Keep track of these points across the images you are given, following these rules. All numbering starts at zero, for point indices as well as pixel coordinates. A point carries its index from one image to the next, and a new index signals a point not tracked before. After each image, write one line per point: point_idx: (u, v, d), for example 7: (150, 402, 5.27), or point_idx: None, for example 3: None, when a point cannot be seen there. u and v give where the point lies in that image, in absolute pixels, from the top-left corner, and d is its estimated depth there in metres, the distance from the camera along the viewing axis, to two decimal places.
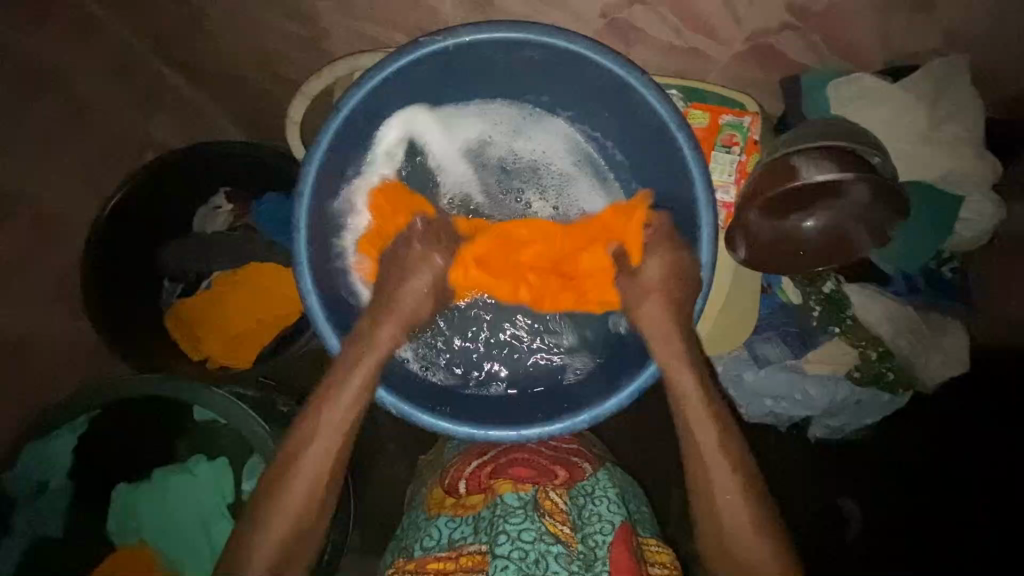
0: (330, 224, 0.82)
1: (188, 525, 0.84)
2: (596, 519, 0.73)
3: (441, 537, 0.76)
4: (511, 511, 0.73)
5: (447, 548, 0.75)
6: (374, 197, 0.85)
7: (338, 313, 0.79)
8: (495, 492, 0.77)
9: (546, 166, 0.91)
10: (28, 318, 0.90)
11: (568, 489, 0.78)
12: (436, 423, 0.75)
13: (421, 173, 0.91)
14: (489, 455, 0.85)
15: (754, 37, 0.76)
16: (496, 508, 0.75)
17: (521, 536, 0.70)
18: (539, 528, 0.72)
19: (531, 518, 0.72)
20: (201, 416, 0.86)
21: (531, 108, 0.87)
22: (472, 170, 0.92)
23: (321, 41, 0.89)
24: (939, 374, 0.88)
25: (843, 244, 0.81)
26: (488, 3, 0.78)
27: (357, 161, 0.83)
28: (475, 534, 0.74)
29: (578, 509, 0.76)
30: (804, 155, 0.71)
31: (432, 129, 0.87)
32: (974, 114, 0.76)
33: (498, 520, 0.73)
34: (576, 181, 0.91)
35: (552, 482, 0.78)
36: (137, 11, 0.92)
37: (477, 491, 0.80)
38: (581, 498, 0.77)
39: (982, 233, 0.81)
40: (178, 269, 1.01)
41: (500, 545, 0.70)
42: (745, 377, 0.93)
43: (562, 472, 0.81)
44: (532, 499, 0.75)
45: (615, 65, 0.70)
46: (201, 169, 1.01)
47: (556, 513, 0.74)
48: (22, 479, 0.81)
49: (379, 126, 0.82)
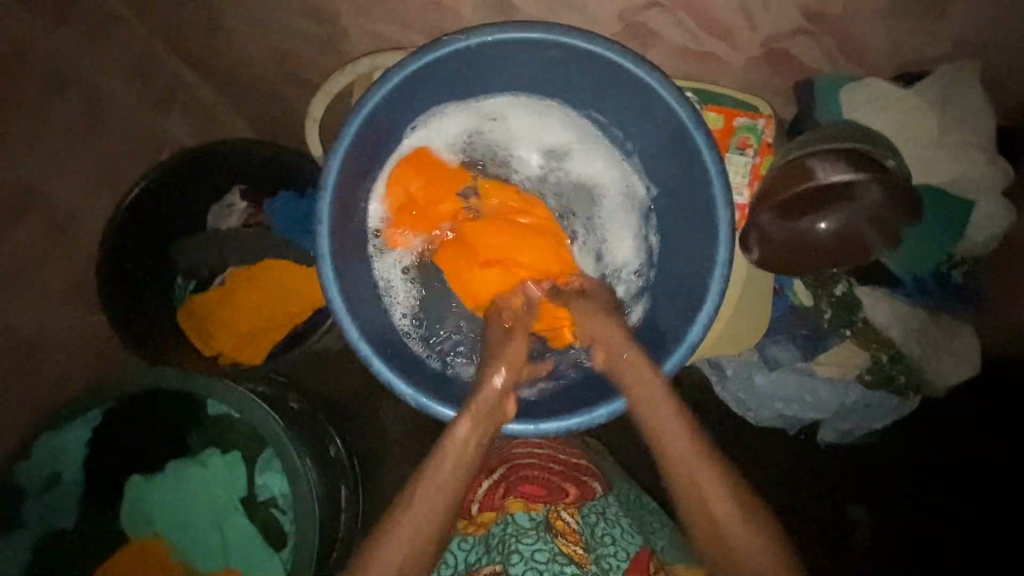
0: (357, 217, 0.84)
1: (199, 521, 0.84)
2: (609, 541, 0.75)
3: (459, 562, 0.76)
4: (523, 533, 0.74)
5: (464, 572, 0.75)
6: (403, 165, 0.87)
7: (357, 305, 0.80)
8: (505, 511, 0.78)
9: (572, 162, 0.93)
10: (43, 313, 0.91)
11: (580, 507, 0.80)
12: (427, 406, 0.78)
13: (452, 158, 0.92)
14: (497, 473, 0.84)
15: (771, 41, 0.77)
16: (508, 527, 0.76)
17: (535, 556, 0.71)
18: (552, 549, 0.73)
19: (544, 539, 0.74)
20: (215, 410, 0.86)
21: (568, 109, 0.88)
22: (501, 155, 0.93)
23: (339, 41, 0.90)
24: (950, 378, 0.88)
25: (858, 247, 0.82)
26: (507, 5, 0.79)
27: (385, 155, 0.85)
28: (488, 552, 0.75)
29: (589, 527, 0.77)
30: (818, 156, 0.73)
31: (459, 129, 0.89)
32: (983, 120, 0.77)
33: (510, 539, 0.74)
34: (596, 181, 0.93)
35: (563, 501, 0.80)
36: (157, 12, 0.93)
37: (489, 508, 0.80)
38: (593, 516, 0.79)
39: (992, 239, 0.82)
40: (190, 265, 1.02)
41: (514, 564, 0.71)
42: (755, 379, 0.94)
43: (574, 489, 0.82)
44: (544, 520, 0.77)
45: (633, 65, 0.72)
46: (218, 168, 1.02)
47: (568, 534, 0.75)
48: (36, 471, 0.83)
49: (408, 121, 0.84)
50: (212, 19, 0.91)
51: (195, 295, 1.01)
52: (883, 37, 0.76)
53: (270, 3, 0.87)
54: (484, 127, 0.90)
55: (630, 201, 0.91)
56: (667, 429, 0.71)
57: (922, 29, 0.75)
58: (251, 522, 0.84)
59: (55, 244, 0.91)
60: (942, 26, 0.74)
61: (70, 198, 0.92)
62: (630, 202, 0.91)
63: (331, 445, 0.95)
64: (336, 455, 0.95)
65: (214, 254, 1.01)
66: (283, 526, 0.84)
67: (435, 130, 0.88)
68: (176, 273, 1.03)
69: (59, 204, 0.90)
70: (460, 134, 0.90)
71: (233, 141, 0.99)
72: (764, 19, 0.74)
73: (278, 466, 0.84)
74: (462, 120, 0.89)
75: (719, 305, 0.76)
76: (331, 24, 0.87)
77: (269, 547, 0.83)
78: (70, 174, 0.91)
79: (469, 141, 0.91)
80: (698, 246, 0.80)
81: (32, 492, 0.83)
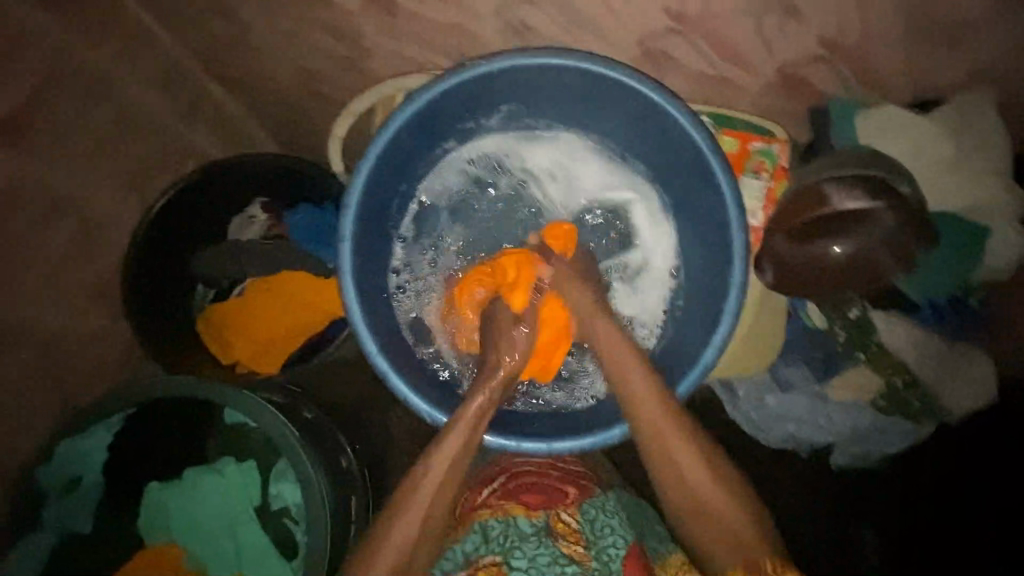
0: (381, 221, 0.86)
1: (214, 528, 0.86)
2: (609, 532, 0.75)
3: (458, 555, 0.75)
4: (525, 536, 0.75)
5: (465, 565, 0.74)
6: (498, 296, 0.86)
7: (374, 310, 0.83)
8: (506, 512, 0.78)
9: (612, 188, 0.92)
10: (68, 318, 0.93)
11: (579, 506, 0.79)
12: (432, 413, 0.79)
13: (489, 163, 0.93)
14: (499, 479, 0.83)
15: (786, 68, 0.78)
16: (509, 528, 0.76)
17: (538, 558, 0.73)
18: (554, 552, 0.73)
19: (545, 543, 0.74)
20: (232, 420, 0.87)
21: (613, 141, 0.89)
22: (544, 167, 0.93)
23: (360, 59, 0.92)
24: (965, 403, 0.87)
25: (871, 270, 0.82)
26: (527, 29, 0.81)
27: (421, 163, 0.88)
28: (489, 545, 0.75)
29: (589, 524, 0.77)
30: (835, 181, 0.75)
31: (505, 142, 0.91)
32: (997, 148, 0.78)
33: (512, 539, 0.75)
34: (628, 208, 0.92)
35: (563, 503, 0.79)
36: (186, 28, 0.96)
37: (483, 503, 0.80)
38: (593, 512, 0.78)
39: (1009, 264, 0.82)
40: (212, 275, 1.05)
41: (517, 559, 0.73)
42: (767, 401, 0.94)
43: (572, 489, 0.81)
44: (545, 525, 0.76)
45: (652, 91, 0.74)
46: (242, 179, 1.03)
47: (569, 534, 0.75)
48: (55, 476, 0.84)
49: (441, 138, 0.86)
50: (239, 37, 0.94)
51: (213, 306, 1.04)
52: (899, 66, 0.76)
53: (294, 21, 0.89)
54: (559, 165, 0.93)
55: (653, 227, 0.91)
56: (647, 415, 0.72)
57: (940, 59, 0.75)
58: (263, 532, 0.85)
59: (86, 252, 0.95)
60: (961, 57, 0.74)
61: (99, 206, 0.95)
62: (653, 227, 0.91)
63: (343, 456, 0.96)
64: (347, 466, 0.96)
65: (235, 263, 1.04)
66: (296, 534, 0.85)
67: (510, 155, 0.92)
68: (198, 280, 1.05)
69: (87, 212, 0.93)
70: (507, 144, 0.91)
71: (259, 155, 1.00)
72: (780, 47, 0.75)
73: (292, 476, 0.85)
74: (540, 155, 0.92)
75: (733, 328, 0.76)
76: (354, 43, 0.90)
77: (281, 555, 0.85)
78: (98, 184, 0.94)
79: (511, 158, 0.93)
80: (716, 272, 0.81)
81: (52, 496, 0.84)
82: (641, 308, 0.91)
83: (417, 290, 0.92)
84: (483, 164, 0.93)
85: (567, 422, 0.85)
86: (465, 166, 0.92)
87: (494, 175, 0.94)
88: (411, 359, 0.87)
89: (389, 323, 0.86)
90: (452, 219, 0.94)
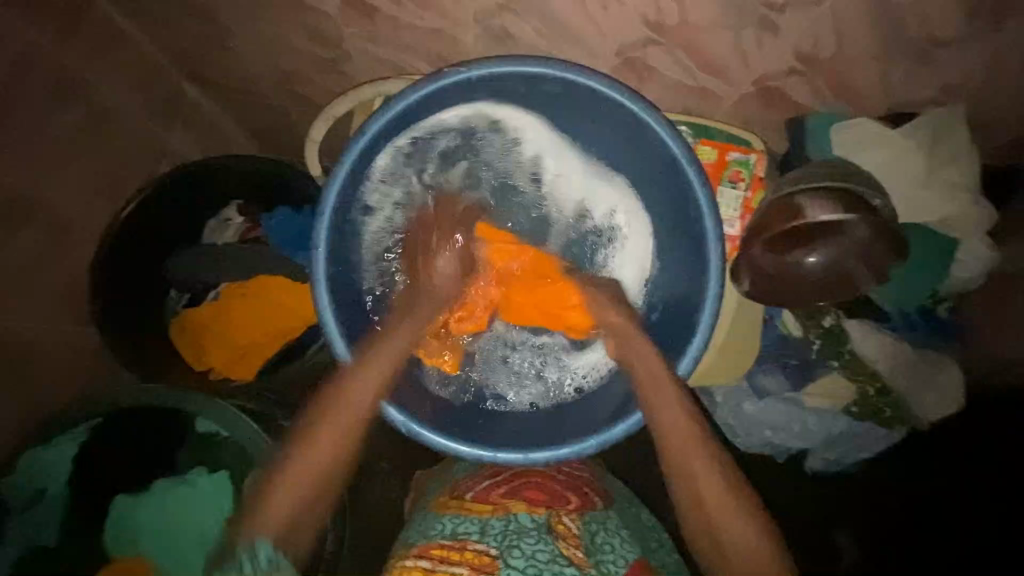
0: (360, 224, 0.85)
1: (187, 540, 0.83)
2: (610, 550, 0.75)
3: (445, 530, 0.74)
4: (526, 533, 0.73)
5: (450, 538, 0.73)
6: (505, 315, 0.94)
7: (348, 315, 0.82)
8: (506, 510, 0.77)
9: (596, 181, 0.91)
10: (34, 325, 0.90)
11: (581, 515, 0.78)
12: (407, 424, 0.77)
13: (475, 150, 0.90)
14: (500, 475, 0.83)
15: (764, 80, 0.79)
16: (510, 523, 0.74)
17: (536, 555, 0.71)
18: (552, 550, 0.72)
19: (545, 540, 0.73)
20: (204, 428, 0.86)
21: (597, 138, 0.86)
22: (526, 158, 0.91)
23: (341, 63, 0.91)
24: (935, 413, 0.89)
25: (844, 280, 0.83)
26: (510, 37, 0.81)
27: (404, 162, 0.86)
28: (483, 534, 0.73)
29: (590, 535, 0.76)
30: (810, 194, 0.74)
31: (489, 132, 0.87)
32: (967, 162, 0.79)
33: (512, 535, 0.73)
34: (608, 201, 0.92)
35: (564, 508, 0.78)
36: (161, 28, 0.94)
37: (485, 501, 0.78)
38: (596, 525, 0.78)
39: (978, 275, 0.84)
40: (185, 280, 1.01)
41: (514, 558, 0.70)
42: (744, 407, 0.95)
43: (574, 498, 0.81)
44: (546, 523, 0.75)
45: (630, 101, 0.74)
46: (221, 180, 1.02)
47: (569, 538, 0.74)
48: (20, 488, 0.82)
49: (424, 140, 0.85)
50: (216, 38, 0.93)
51: (188, 310, 1.01)
52: (874, 81, 0.78)
53: (272, 22, 0.88)
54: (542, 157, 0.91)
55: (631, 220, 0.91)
56: (642, 373, 0.77)
57: (913, 73, 0.76)
58: None
59: (52, 258, 0.92)
60: (934, 72, 0.75)
61: (70, 209, 0.93)
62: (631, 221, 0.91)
63: None
64: None
65: (207, 271, 1.00)
66: None
67: (504, 131, 0.88)
68: (170, 285, 1.03)
69: (56, 216, 0.91)
70: (493, 134, 0.88)
71: (254, 158, 0.99)
72: (758, 59, 0.76)
73: None
74: (533, 140, 0.88)
75: (707, 341, 0.77)
76: (334, 47, 0.89)
77: None
78: (68, 187, 0.91)
79: (492, 144, 0.89)
80: (693, 281, 0.82)
81: (16, 508, 0.82)
82: (565, 363, 0.94)
83: (380, 273, 0.89)
84: (476, 131, 0.87)
85: (548, 420, 0.88)
86: (446, 150, 0.88)
87: (480, 146, 0.90)
88: None
89: (360, 326, 0.84)
90: (423, 199, 0.89)
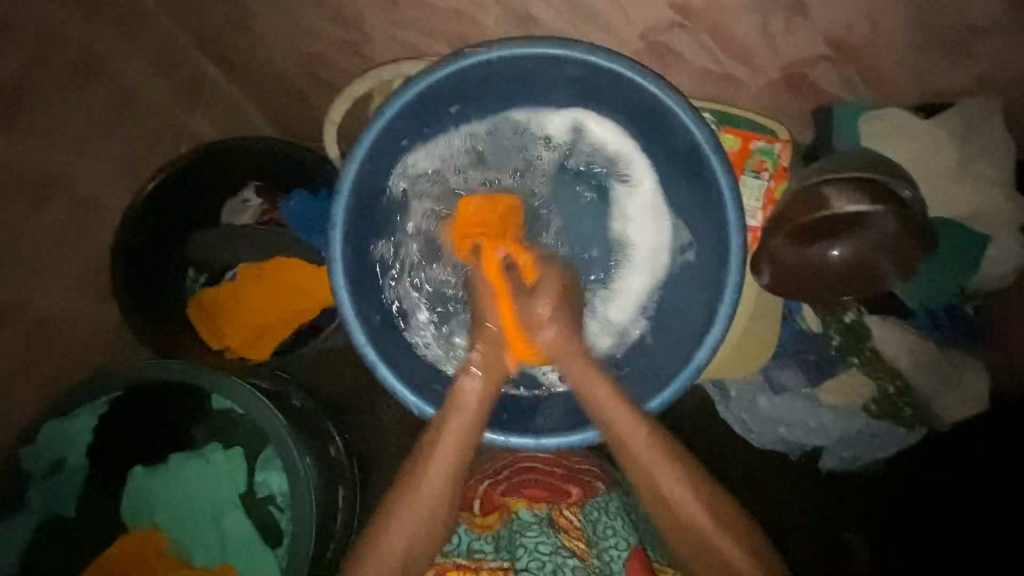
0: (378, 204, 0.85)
1: (199, 514, 0.86)
2: (611, 534, 0.76)
3: (459, 544, 0.76)
4: (528, 527, 0.75)
5: (466, 556, 0.75)
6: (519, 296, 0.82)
7: (365, 298, 0.82)
8: (508, 510, 0.79)
9: (619, 173, 0.90)
10: (56, 299, 0.92)
11: (581, 506, 0.79)
12: (421, 406, 0.78)
13: (501, 138, 0.90)
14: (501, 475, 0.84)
15: (792, 66, 0.77)
16: (513, 525, 0.76)
17: (539, 548, 0.73)
18: (556, 542, 0.74)
19: (547, 533, 0.75)
20: (219, 404, 0.87)
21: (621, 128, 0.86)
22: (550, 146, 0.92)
23: (361, 45, 0.90)
24: (959, 412, 0.87)
25: (868, 275, 0.81)
26: (531, 18, 0.79)
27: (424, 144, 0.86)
28: (497, 550, 0.74)
29: (591, 524, 0.77)
30: (834, 184, 0.73)
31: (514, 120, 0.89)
32: (1001, 155, 0.76)
33: (516, 535, 0.75)
34: (630, 194, 0.90)
35: (566, 502, 0.80)
36: (183, 8, 0.94)
37: (491, 509, 0.80)
38: (597, 513, 0.79)
39: (1009, 272, 0.81)
40: (202, 258, 1.03)
41: (520, 560, 0.72)
42: (759, 402, 0.94)
43: (576, 490, 0.82)
44: (547, 517, 0.77)
45: (654, 84, 0.72)
46: (239, 162, 1.02)
47: (570, 530, 0.76)
48: (40, 458, 0.84)
49: (445, 122, 0.85)
50: (237, 19, 0.93)
51: (205, 289, 1.02)
52: (907, 70, 0.75)
53: (294, 4, 0.88)
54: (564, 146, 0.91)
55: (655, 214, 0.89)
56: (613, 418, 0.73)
57: (949, 62, 0.73)
58: (246, 518, 0.85)
59: (75, 233, 0.93)
60: (971, 60, 0.72)
61: (93, 187, 0.94)
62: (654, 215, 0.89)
63: (331, 446, 0.95)
64: (335, 455, 0.95)
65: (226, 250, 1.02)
66: (281, 522, 0.85)
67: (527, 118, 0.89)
68: (188, 264, 1.03)
69: (78, 192, 0.92)
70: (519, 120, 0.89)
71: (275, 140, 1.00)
72: (785, 45, 0.74)
73: (278, 464, 0.85)
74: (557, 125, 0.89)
75: (724, 333, 0.76)
76: (354, 28, 0.88)
77: (264, 543, 0.84)
78: (91, 164, 0.93)
79: (518, 130, 0.90)
80: (712, 271, 0.80)
81: (35, 477, 0.84)
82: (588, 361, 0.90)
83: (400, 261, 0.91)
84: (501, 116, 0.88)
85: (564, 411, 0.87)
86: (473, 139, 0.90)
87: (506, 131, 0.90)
88: (393, 342, 0.85)
89: (377, 309, 0.85)
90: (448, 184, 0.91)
